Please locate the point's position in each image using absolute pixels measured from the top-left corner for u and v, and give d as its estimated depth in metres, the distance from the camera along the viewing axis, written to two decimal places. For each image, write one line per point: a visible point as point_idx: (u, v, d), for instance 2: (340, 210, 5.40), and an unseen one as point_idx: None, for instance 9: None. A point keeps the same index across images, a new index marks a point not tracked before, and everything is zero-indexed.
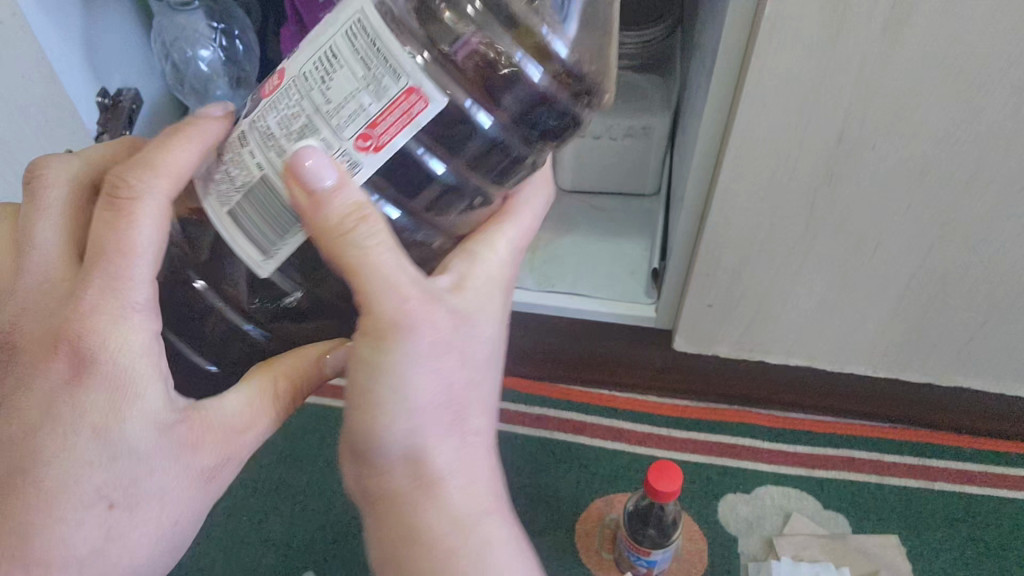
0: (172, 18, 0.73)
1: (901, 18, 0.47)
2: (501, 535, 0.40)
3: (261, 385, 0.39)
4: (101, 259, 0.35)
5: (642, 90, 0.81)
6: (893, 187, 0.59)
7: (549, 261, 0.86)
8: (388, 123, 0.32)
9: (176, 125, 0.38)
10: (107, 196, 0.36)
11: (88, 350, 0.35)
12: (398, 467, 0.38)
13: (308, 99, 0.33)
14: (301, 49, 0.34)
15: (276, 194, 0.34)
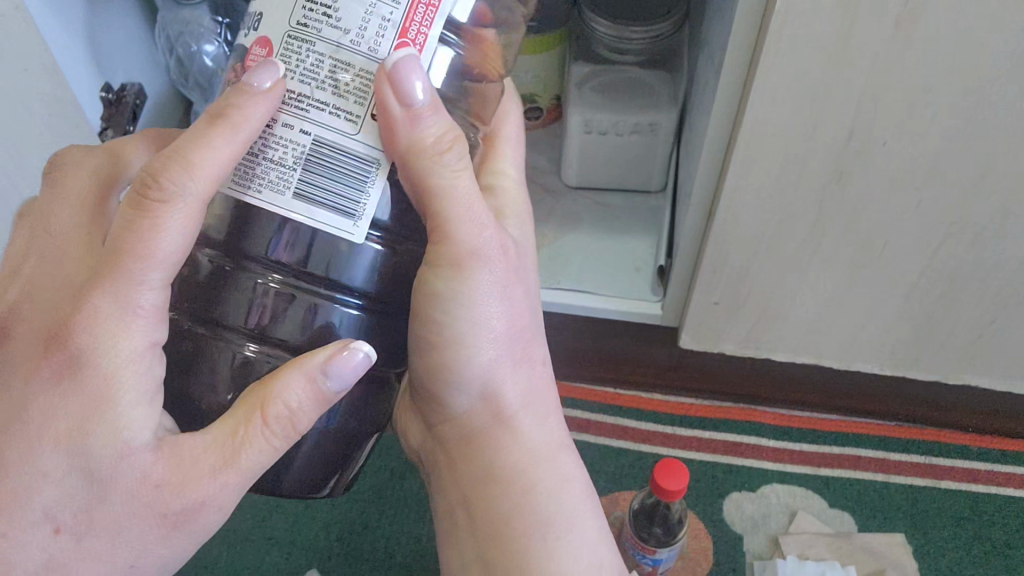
0: (176, 12, 0.72)
1: (913, 15, 0.47)
2: (564, 439, 0.51)
3: (246, 415, 0.39)
4: (117, 262, 0.36)
5: (649, 85, 0.81)
6: (902, 185, 0.59)
7: (555, 258, 0.85)
8: (417, 21, 0.36)
9: (216, 112, 0.37)
10: (136, 195, 0.36)
11: (87, 355, 0.36)
12: (474, 395, 0.49)
13: (323, 41, 0.36)
14: (276, 9, 0.37)
15: (345, 146, 0.37)
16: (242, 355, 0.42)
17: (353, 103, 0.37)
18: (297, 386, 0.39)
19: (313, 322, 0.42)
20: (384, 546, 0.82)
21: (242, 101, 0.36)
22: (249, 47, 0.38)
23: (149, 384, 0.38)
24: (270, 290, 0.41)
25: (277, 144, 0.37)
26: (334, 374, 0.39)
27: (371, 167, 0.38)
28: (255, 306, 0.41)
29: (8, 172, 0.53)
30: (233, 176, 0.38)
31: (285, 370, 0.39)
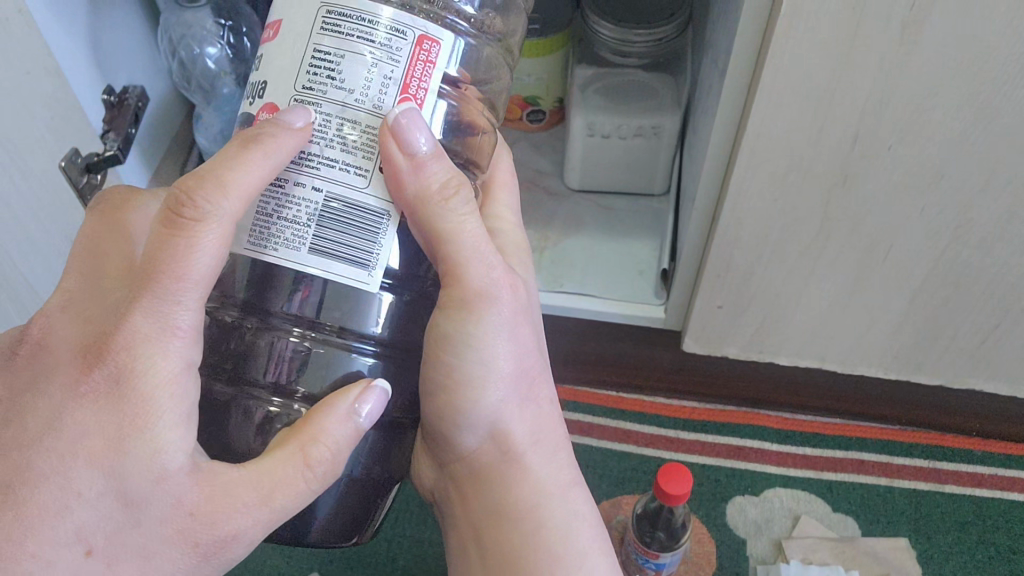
0: (178, 15, 0.72)
1: (920, 16, 0.47)
2: (573, 472, 0.52)
3: (286, 457, 0.39)
4: (153, 279, 0.36)
5: (651, 88, 0.81)
6: (907, 189, 0.59)
7: (558, 261, 0.85)
8: (417, 76, 0.38)
9: (252, 136, 0.37)
10: (168, 214, 0.36)
11: (126, 374, 0.36)
12: (486, 435, 0.49)
13: (328, 102, 0.37)
14: (280, 75, 0.38)
15: (357, 200, 0.38)
16: (266, 411, 0.43)
17: (361, 158, 0.38)
18: (340, 431, 0.40)
19: (331, 375, 0.43)
20: (386, 548, 0.82)
21: (272, 131, 0.36)
22: (256, 114, 0.39)
23: (184, 405, 0.37)
24: (292, 345, 0.43)
25: (290, 203, 0.38)
26: (368, 415, 0.41)
27: (382, 218, 0.39)
28: (277, 360, 0.43)
29: (11, 175, 0.52)
30: (249, 236, 0.39)
31: (325, 414, 0.40)
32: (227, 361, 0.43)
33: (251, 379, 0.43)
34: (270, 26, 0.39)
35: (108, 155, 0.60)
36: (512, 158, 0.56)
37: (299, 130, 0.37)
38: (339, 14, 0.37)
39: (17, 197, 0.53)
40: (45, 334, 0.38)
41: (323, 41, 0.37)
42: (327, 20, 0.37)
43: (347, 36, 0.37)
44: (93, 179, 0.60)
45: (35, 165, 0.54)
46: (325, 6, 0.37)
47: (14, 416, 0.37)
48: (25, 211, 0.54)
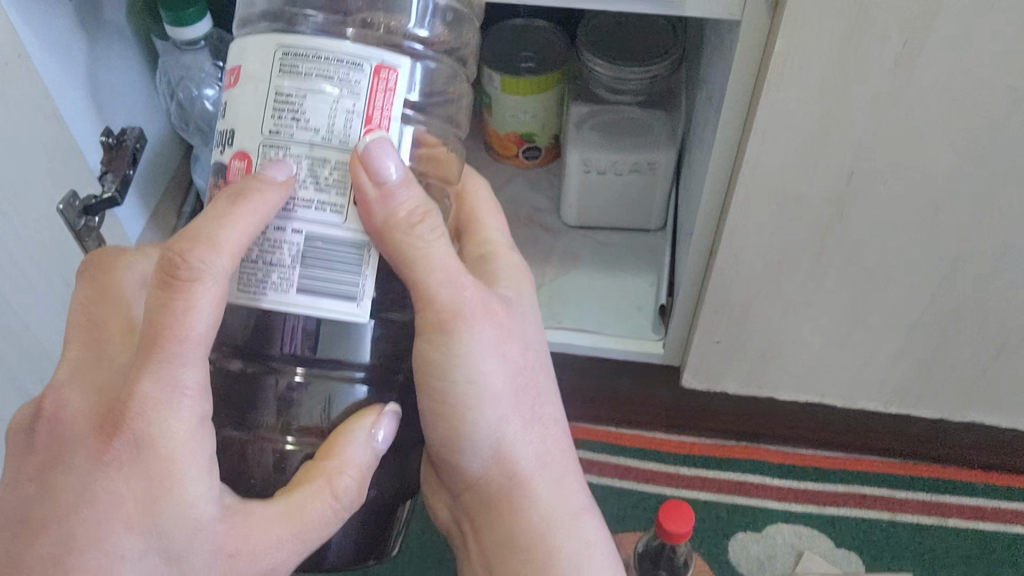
0: (176, 56, 0.72)
1: (914, 51, 0.47)
2: (584, 498, 0.51)
3: (316, 490, 0.40)
4: (155, 346, 0.35)
5: (645, 125, 0.81)
6: (903, 224, 0.59)
7: (555, 297, 0.85)
8: (379, 106, 0.36)
9: (238, 190, 0.35)
10: (164, 276, 0.35)
11: (142, 438, 0.35)
12: (487, 462, 0.48)
13: (297, 144, 0.36)
14: (246, 122, 0.37)
15: (338, 237, 0.37)
16: (279, 449, 0.43)
17: (335, 195, 0.37)
18: (366, 461, 0.41)
19: (336, 408, 0.43)
20: None
21: (251, 187, 0.35)
22: (228, 163, 0.38)
23: (204, 459, 0.37)
24: (294, 385, 0.43)
25: (275, 247, 0.37)
26: (385, 442, 0.42)
27: (363, 252, 0.37)
28: (282, 402, 0.42)
29: (9, 217, 0.52)
30: (238, 284, 0.38)
31: (350, 444, 0.41)
32: (234, 408, 0.43)
33: (259, 422, 0.43)
34: (230, 73, 0.38)
35: (105, 197, 0.60)
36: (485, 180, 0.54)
37: (280, 184, 0.36)
38: (295, 53, 0.36)
39: (16, 242, 0.53)
40: (57, 408, 0.37)
41: (283, 82, 0.36)
42: (283, 60, 0.36)
43: (306, 75, 0.36)
44: (89, 221, 0.61)
45: (33, 205, 0.54)
46: (280, 47, 0.36)
47: (46, 495, 0.36)
48: (24, 255, 0.54)
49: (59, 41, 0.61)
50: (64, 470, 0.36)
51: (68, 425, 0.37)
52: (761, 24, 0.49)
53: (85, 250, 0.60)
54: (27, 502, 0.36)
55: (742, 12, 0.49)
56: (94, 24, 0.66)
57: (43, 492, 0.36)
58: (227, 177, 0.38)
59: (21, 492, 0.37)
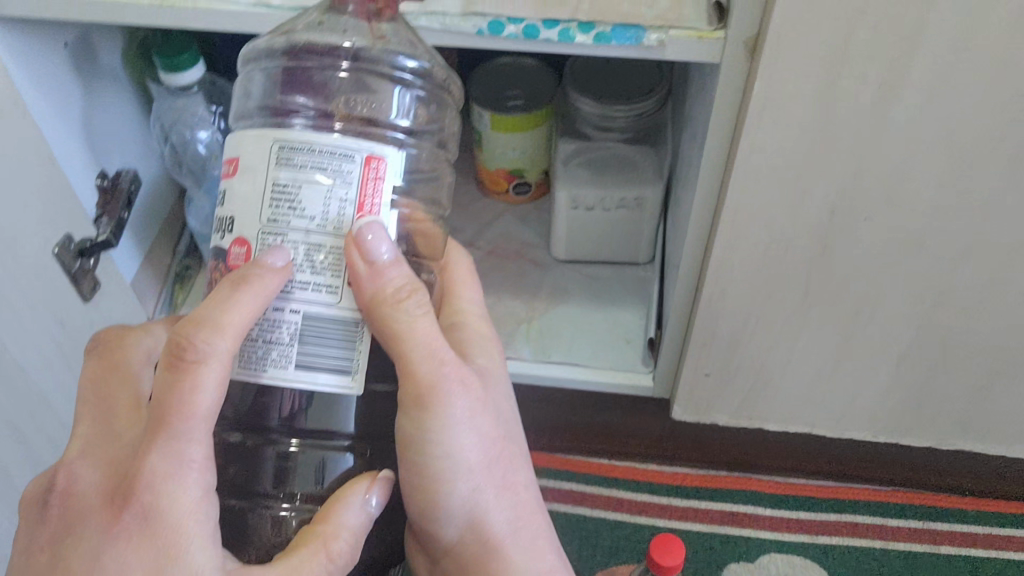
0: (171, 101, 0.73)
1: (891, 95, 0.48)
2: (555, 560, 0.50)
3: (312, 552, 0.40)
4: (162, 424, 0.36)
5: (633, 161, 0.83)
6: (885, 260, 0.60)
7: (547, 332, 0.86)
8: (370, 195, 0.37)
9: (240, 276, 0.36)
10: (171, 358, 0.36)
11: (152, 508, 0.36)
12: (461, 527, 0.47)
13: (294, 231, 0.37)
14: (244, 210, 0.38)
15: (334, 316, 0.38)
16: (276, 515, 0.44)
17: (331, 277, 0.38)
18: (358, 523, 0.41)
19: (328, 476, 0.44)
20: None
21: (251, 272, 0.36)
22: (228, 249, 0.39)
23: (210, 531, 0.37)
24: (288, 455, 0.44)
25: (273, 326, 0.38)
26: (380, 507, 0.42)
27: (357, 328, 0.39)
28: (278, 471, 0.44)
29: (8, 264, 0.53)
30: (239, 362, 0.39)
31: (345, 508, 0.41)
32: (232, 476, 0.44)
33: (258, 488, 0.44)
34: (228, 163, 0.39)
35: (100, 240, 0.62)
36: (466, 253, 0.53)
37: (279, 271, 0.37)
38: (289, 147, 0.37)
39: (14, 289, 0.54)
40: (70, 483, 0.38)
41: (279, 174, 0.37)
42: (278, 153, 0.37)
43: (301, 167, 0.37)
44: (86, 263, 0.62)
45: (28, 252, 0.55)
46: (276, 142, 0.37)
47: (58, 565, 0.37)
48: (19, 300, 0.55)
49: (55, 88, 0.62)
50: (76, 540, 0.37)
51: (80, 500, 0.37)
52: (737, 71, 0.50)
53: (79, 292, 0.61)
54: (40, 570, 0.37)
55: (722, 56, 0.50)
56: (90, 69, 0.67)
57: (56, 563, 0.37)
58: (227, 263, 0.39)
59: (35, 562, 0.37)
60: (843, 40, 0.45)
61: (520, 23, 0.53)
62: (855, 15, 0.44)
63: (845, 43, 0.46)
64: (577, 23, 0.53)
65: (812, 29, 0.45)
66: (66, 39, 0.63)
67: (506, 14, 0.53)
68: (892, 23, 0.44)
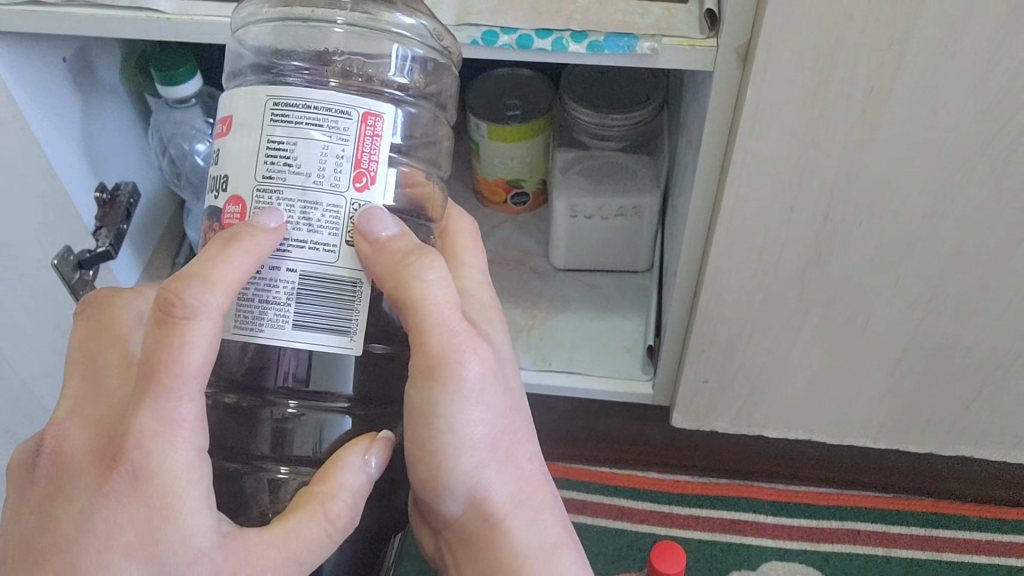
0: (169, 114, 0.74)
1: (880, 100, 0.48)
2: (559, 532, 0.49)
3: (309, 513, 0.39)
4: (151, 381, 0.35)
5: (629, 169, 0.83)
6: (880, 265, 0.60)
7: (546, 340, 0.86)
8: (367, 151, 0.37)
9: (232, 234, 0.36)
10: (159, 315, 0.35)
11: (142, 469, 0.35)
12: (467, 503, 0.46)
13: (289, 188, 0.37)
14: (238, 168, 0.38)
15: (332, 275, 0.38)
16: (274, 479, 0.44)
17: (328, 235, 0.37)
18: (358, 485, 0.40)
19: (326, 439, 0.44)
20: None
21: (245, 234, 0.36)
22: (222, 208, 0.38)
23: (203, 490, 0.36)
24: (287, 416, 0.44)
25: (269, 285, 0.38)
26: (379, 469, 0.41)
27: (356, 286, 0.38)
28: (276, 433, 0.44)
29: (8, 278, 0.53)
30: (235, 321, 0.38)
31: (344, 468, 0.40)
32: (231, 438, 0.44)
33: (255, 452, 0.44)
34: (222, 122, 0.39)
35: (100, 251, 0.63)
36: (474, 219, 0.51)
37: (272, 230, 0.36)
38: (283, 103, 0.36)
39: (10, 297, 0.54)
40: (59, 440, 0.37)
41: (274, 131, 0.37)
42: (273, 110, 0.37)
43: (297, 124, 0.36)
44: (84, 274, 0.62)
45: (27, 262, 0.55)
46: (270, 97, 0.37)
47: (48, 526, 0.36)
48: (17, 308, 0.55)
49: (53, 98, 0.62)
50: (66, 502, 0.36)
51: (69, 458, 0.37)
52: (730, 77, 0.50)
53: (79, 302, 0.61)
54: (28, 535, 0.36)
55: (714, 64, 0.51)
56: (88, 82, 0.68)
57: (44, 525, 0.36)
58: (220, 222, 0.38)
59: (21, 530, 0.37)
60: (831, 48, 0.46)
61: (514, 33, 0.54)
62: (843, 23, 0.44)
63: (834, 51, 0.46)
64: (569, 33, 0.53)
65: (803, 36, 0.45)
66: (63, 54, 0.64)
67: (501, 25, 0.53)
68: (879, 29, 0.44)
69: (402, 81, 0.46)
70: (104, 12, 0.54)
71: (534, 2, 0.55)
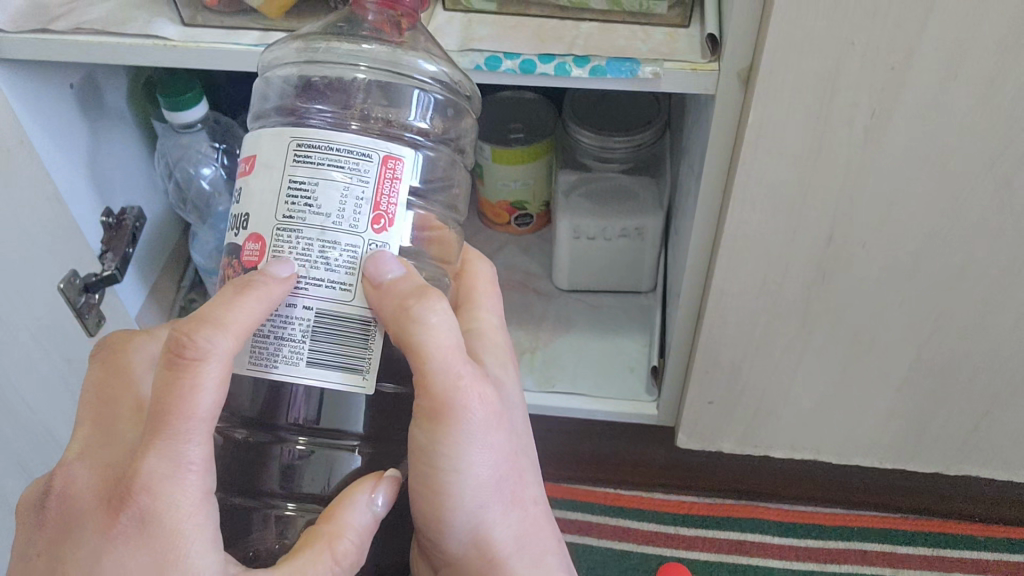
0: (175, 138, 0.74)
1: (883, 121, 0.49)
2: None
3: (316, 555, 0.39)
4: (160, 425, 0.35)
5: (633, 191, 0.83)
6: (885, 286, 0.60)
7: (551, 362, 0.86)
8: (386, 194, 0.37)
9: (246, 280, 0.36)
10: (170, 355, 0.35)
11: (149, 514, 0.35)
12: (469, 546, 0.45)
13: (308, 228, 0.37)
14: (259, 208, 0.38)
15: (346, 313, 0.38)
16: (282, 516, 0.45)
17: (344, 274, 0.37)
18: (364, 525, 0.40)
19: (336, 475, 0.44)
20: None
21: (258, 279, 0.36)
22: (241, 245, 0.39)
23: (210, 533, 0.36)
24: (297, 454, 0.44)
25: (284, 322, 0.38)
26: (386, 506, 0.41)
27: (369, 326, 0.38)
28: (285, 470, 0.44)
29: (15, 306, 0.53)
30: (249, 357, 0.38)
31: (351, 506, 0.40)
32: (239, 475, 0.45)
33: (265, 489, 0.45)
34: (244, 161, 0.39)
35: (105, 275, 0.63)
36: (492, 262, 0.52)
37: (283, 281, 0.37)
38: (307, 145, 0.37)
39: (18, 323, 0.54)
40: (67, 483, 0.37)
41: (297, 171, 0.37)
42: (296, 151, 0.37)
43: (319, 165, 0.37)
44: (90, 298, 0.62)
45: (35, 290, 0.55)
46: (294, 138, 0.37)
47: (57, 569, 0.36)
48: (25, 338, 0.55)
49: (59, 124, 0.63)
50: (73, 544, 0.36)
51: (76, 502, 0.37)
52: (734, 100, 0.51)
53: (87, 329, 0.62)
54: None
55: (717, 88, 0.51)
56: (95, 107, 0.68)
57: (54, 566, 0.36)
58: (240, 259, 0.39)
59: (32, 567, 0.37)
60: (832, 69, 0.46)
61: (517, 59, 0.54)
62: (845, 45, 0.45)
63: (835, 73, 0.46)
64: (572, 57, 0.54)
65: (805, 57, 0.46)
66: (71, 81, 0.64)
67: (503, 50, 0.54)
68: (880, 50, 0.45)
69: (422, 126, 0.47)
70: (114, 40, 0.55)
71: (538, 30, 0.55)
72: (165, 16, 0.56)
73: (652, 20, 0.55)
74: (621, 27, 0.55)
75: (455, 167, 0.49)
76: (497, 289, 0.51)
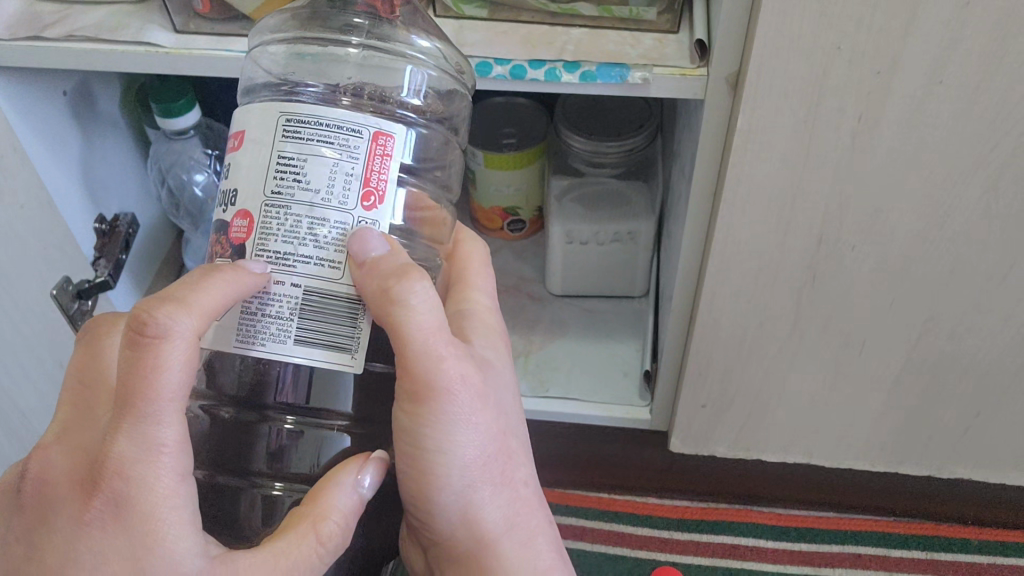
0: (168, 144, 0.75)
1: (870, 126, 0.49)
2: (552, 558, 0.48)
3: (301, 536, 0.39)
4: (130, 406, 0.35)
5: (625, 194, 0.84)
6: (875, 288, 0.61)
7: (543, 364, 0.86)
8: (376, 170, 0.38)
9: (213, 267, 0.37)
10: (131, 335, 0.35)
11: (126, 496, 0.35)
12: (458, 527, 0.45)
13: (297, 204, 0.37)
14: (248, 185, 0.38)
15: (333, 291, 0.38)
16: (269, 496, 0.45)
17: (332, 251, 0.38)
18: (349, 504, 0.40)
19: (324, 457, 0.46)
20: None
21: (227, 268, 0.37)
22: (229, 221, 0.39)
23: (189, 516, 0.36)
24: (286, 434, 0.45)
25: (271, 301, 0.38)
26: (372, 487, 0.41)
27: (355, 308, 0.39)
28: (272, 450, 0.45)
29: (9, 313, 0.54)
30: (236, 334, 0.38)
31: (336, 489, 0.40)
32: (226, 454, 0.45)
33: (253, 468, 0.45)
34: (233, 136, 0.39)
35: (98, 281, 0.63)
36: (484, 242, 0.52)
37: (259, 274, 0.37)
38: (295, 119, 0.37)
39: (11, 330, 0.54)
40: (43, 469, 0.37)
41: (285, 147, 0.37)
42: (285, 125, 0.37)
43: (308, 141, 0.37)
44: (83, 305, 0.63)
45: (27, 295, 0.56)
46: (283, 114, 0.37)
47: (35, 557, 0.36)
48: (19, 344, 0.55)
49: (52, 131, 0.63)
50: (49, 530, 0.36)
51: (53, 486, 0.37)
52: (722, 106, 0.51)
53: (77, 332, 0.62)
54: (17, 564, 0.36)
55: (705, 92, 0.51)
56: (88, 113, 0.69)
57: (32, 555, 0.36)
58: (228, 237, 0.39)
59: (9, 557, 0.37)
60: (819, 75, 0.46)
61: (508, 64, 0.54)
62: (832, 52, 0.45)
63: (822, 77, 0.46)
64: (563, 63, 0.54)
65: (790, 65, 0.46)
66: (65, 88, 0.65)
67: (494, 56, 0.54)
68: (867, 56, 0.45)
69: (415, 103, 0.47)
70: (106, 46, 0.55)
71: (527, 36, 0.56)
72: (155, 22, 0.56)
73: (642, 25, 0.55)
74: (612, 33, 0.56)
75: (449, 146, 0.49)
76: (491, 273, 0.51)
